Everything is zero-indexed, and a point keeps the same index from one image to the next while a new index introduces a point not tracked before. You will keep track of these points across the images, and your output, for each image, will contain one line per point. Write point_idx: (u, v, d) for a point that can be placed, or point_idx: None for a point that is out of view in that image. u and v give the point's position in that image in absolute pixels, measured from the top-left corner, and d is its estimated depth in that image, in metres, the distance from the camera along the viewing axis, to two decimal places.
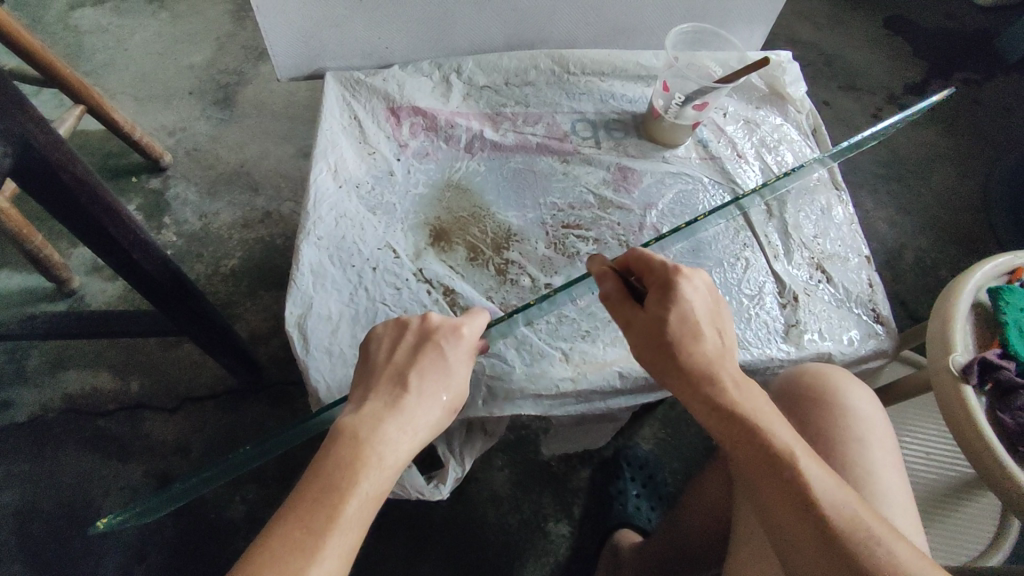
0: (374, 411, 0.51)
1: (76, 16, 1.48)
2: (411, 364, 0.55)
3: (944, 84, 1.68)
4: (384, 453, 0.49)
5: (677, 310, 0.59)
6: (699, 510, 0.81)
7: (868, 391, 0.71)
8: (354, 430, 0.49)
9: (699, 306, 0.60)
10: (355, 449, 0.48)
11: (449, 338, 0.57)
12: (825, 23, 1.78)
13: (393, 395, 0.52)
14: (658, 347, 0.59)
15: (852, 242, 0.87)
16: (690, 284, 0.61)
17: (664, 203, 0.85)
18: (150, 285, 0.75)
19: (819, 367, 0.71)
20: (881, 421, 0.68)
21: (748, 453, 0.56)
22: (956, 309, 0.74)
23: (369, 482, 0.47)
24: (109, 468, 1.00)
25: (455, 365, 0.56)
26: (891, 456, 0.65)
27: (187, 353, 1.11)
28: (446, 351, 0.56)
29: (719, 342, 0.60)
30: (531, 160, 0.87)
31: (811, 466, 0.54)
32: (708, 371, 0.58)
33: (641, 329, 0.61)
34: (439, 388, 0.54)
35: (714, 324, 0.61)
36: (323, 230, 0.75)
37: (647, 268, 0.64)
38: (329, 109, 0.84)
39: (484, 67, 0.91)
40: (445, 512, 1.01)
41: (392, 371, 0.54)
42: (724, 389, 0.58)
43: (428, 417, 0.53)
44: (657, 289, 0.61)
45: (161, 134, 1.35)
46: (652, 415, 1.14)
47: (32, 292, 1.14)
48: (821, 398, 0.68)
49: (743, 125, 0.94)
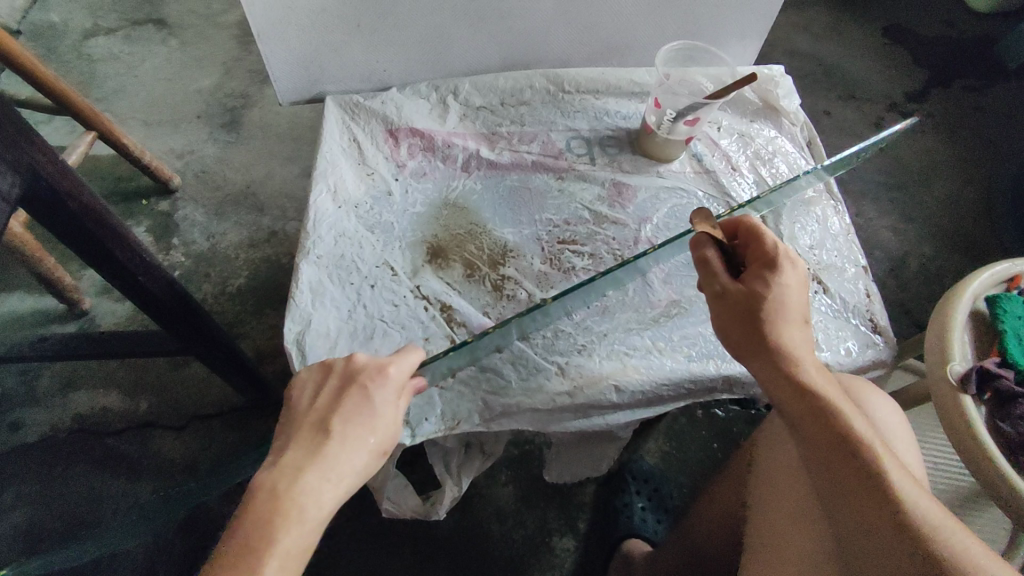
0: (294, 461, 0.49)
1: (89, 45, 1.52)
2: (333, 409, 0.53)
3: (943, 91, 1.69)
4: (305, 508, 0.47)
5: (775, 289, 0.61)
6: (709, 522, 0.81)
7: (888, 399, 0.70)
8: (272, 484, 0.47)
9: (795, 289, 0.62)
10: (274, 505, 0.46)
11: (374, 379, 0.55)
12: (823, 34, 1.79)
13: (313, 443, 0.50)
14: (751, 318, 0.60)
15: (849, 253, 0.88)
16: (793, 268, 0.63)
17: (659, 217, 0.86)
18: (156, 306, 0.77)
19: (843, 376, 0.72)
20: (902, 431, 0.67)
21: (819, 431, 0.55)
22: (954, 318, 0.74)
23: (287, 539, 0.45)
24: (118, 486, 1.01)
25: (381, 406, 0.54)
26: (914, 468, 0.64)
27: (195, 372, 1.13)
28: (371, 393, 0.54)
29: (806, 326, 0.61)
30: (527, 178, 0.89)
31: (882, 450, 0.54)
32: (792, 348, 0.59)
33: (731, 302, 0.62)
34: (363, 433, 0.52)
35: (805, 310, 0.62)
36: (322, 249, 0.77)
37: (749, 250, 0.65)
38: (329, 131, 0.86)
39: (480, 88, 0.93)
40: (450, 528, 1.01)
41: (314, 417, 0.52)
42: (804, 366, 0.58)
43: (353, 464, 0.51)
44: (756, 268, 0.63)
45: (170, 157, 1.38)
46: (657, 428, 1.14)
47: (45, 314, 1.16)
48: (844, 407, 0.67)
49: (737, 139, 0.96)
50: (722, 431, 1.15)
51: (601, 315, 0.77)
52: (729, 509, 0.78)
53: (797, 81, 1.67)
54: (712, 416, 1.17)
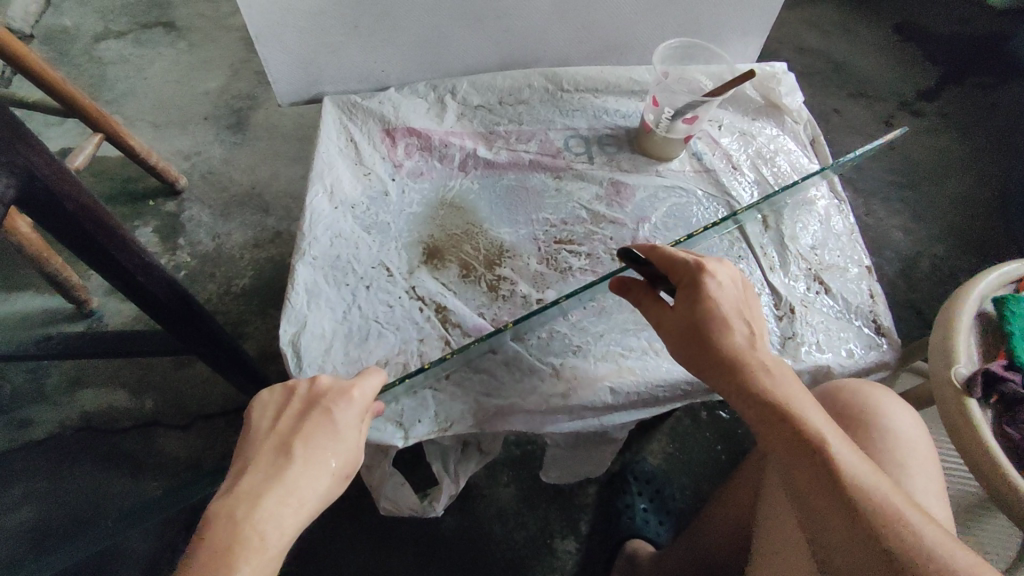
0: (253, 485, 0.48)
1: (99, 48, 1.54)
2: (295, 433, 0.52)
3: (956, 89, 1.66)
4: (266, 533, 0.46)
5: (704, 303, 0.61)
6: (720, 525, 0.80)
7: (909, 410, 0.68)
8: (229, 510, 0.46)
9: (725, 297, 0.61)
10: (233, 531, 0.45)
11: (337, 402, 0.54)
12: (833, 31, 1.76)
13: (274, 467, 0.49)
14: (693, 340, 0.61)
15: (852, 253, 0.86)
16: (716, 278, 0.62)
17: (658, 217, 0.85)
18: (157, 306, 0.77)
19: (857, 385, 0.70)
20: (926, 446, 0.65)
21: (779, 438, 0.54)
22: (960, 320, 0.72)
23: (248, 566, 0.44)
24: (123, 484, 1.02)
25: (344, 429, 0.53)
26: (934, 483, 0.62)
27: (199, 372, 1.14)
28: (335, 416, 0.53)
29: (749, 332, 0.61)
30: (524, 177, 0.88)
31: (844, 449, 0.52)
32: (741, 358, 0.59)
33: (671, 325, 0.63)
34: (325, 456, 0.51)
35: (743, 316, 0.62)
36: (318, 250, 0.77)
37: (673, 266, 0.65)
38: (327, 132, 0.86)
39: (479, 88, 0.93)
40: (452, 528, 1.01)
41: (275, 441, 0.51)
42: (754, 375, 0.57)
43: (315, 487, 0.50)
44: (684, 284, 0.63)
45: (177, 158, 1.39)
46: (660, 429, 1.13)
47: (54, 314, 1.17)
48: (861, 418, 0.66)
49: (739, 137, 0.94)
50: (726, 433, 1.14)
51: (597, 315, 0.77)
52: (740, 513, 0.77)
53: (806, 79, 1.65)
54: (716, 418, 1.15)
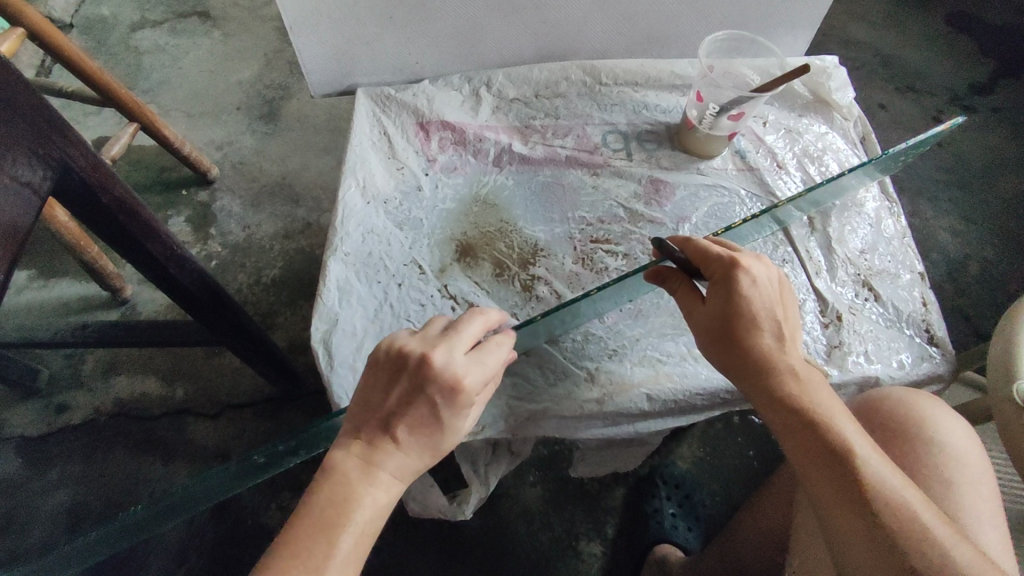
0: (363, 452, 0.47)
1: (136, 37, 1.56)
2: (400, 414, 0.48)
3: (1012, 83, 1.57)
4: (377, 495, 0.46)
5: (735, 301, 0.56)
6: (755, 533, 0.77)
7: (957, 416, 0.65)
8: (345, 467, 0.47)
9: (758, 295, 0.57)
10: (347, 488, 0.46)
11: (443, 396, 0.48)
12: (881, 22, 1.69)
13: (379, 441, 0.48)
14: (720, 339, 0.58)
15: (904, 258, 0.82)
16: (750, 276, 0.57)
17: (698, 217, 0.82)
18: (187, 297, 0.77)
19: (905, 394, 0.66)
20: (978, 460, 0.61)
21: (800, 447, 0.53)
22: (1022, 333, 0.67)
23: (361, 520, 0.45)
24: (154, 471, 1.03)
25: (450, 420, 0.49)
26: (985, 500, 0.59)
27: (229, 361, 1.14)
28: (441, 410, 0.48)
29: (782, 333, 0.57)
30: (560, 174, 0.86)
31: (873, 462, 0.51)
32: (771, 363, 0.56)
33: (699, 322, 0.60)
34: (429, 440, 0.49)
35: (779, 313, 0.57)
36: (350, 245, 0.76)
37: (704, 256, 0.60)
38: (360, 125, 0.85)
39: (515, 80, 0.91)
40: (476, 527, 1.00)
41: (381, 418, 0.49)
42: (780, 380, 0.55)
43: (418, 464, 0.49)
44: (714, 277, 0.58)
45: (210, 148, 1.40)
46: (689, 433, 1.10)
47: (89, 300, 1.19)
48: (902, 430, 0.63)
49: (785, 134, 0.90)
50: (759, 439, 1.10)
51: (633, 318, 0.74)
52: (777, 521, 0.75)
53: (852, 72, 1.58)
54: (750, 423, 1.12)
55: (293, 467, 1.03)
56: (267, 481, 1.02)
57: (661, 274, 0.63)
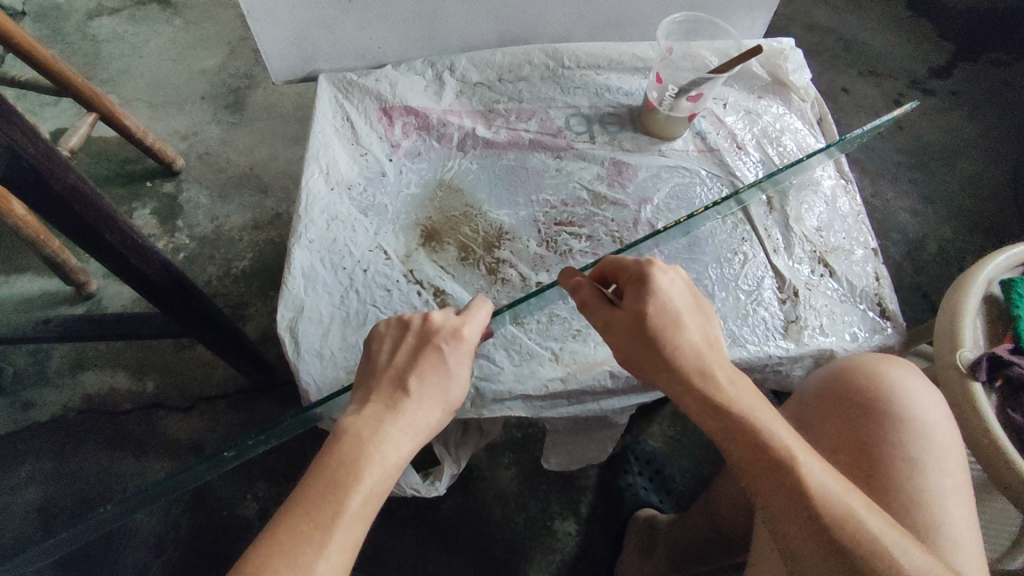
0: (375, 413, 0.51)
1: (94, 25, 1.51)
2: (411, 368, 0.55)
3: (968, 66, 1.62)
4: (387, 454, 0.49)
5: (656, 301, 0.57)
6: (731, 495, 0.80)
7: (934, 392, 0.65)
8: (355, 430, 0.49)
9: (677, 296, 0.58)
10: (358, 449, 0.48)
11: (449, 341, 0.56)
12: (843, 6, 1.72)
13: (392, 398, 0.52)
14: (644, 341, 0.57)
15: (858, 235, 0.85)
16: (665, 275, 0.59)
17: (661, 198, 0.84)
18: (151, 289, 0.76)
19: (873, 363, 0.66)
20: (949, 436, 0.62)
21: (746, 456, 0.52)
22: (967, 304, 0.70)
23: (371, 480, 0.47)
24: (126, 465, 1.02)
25: (456, 368, 0.56)
26: (952, 477, 0.59)
27: (199, 354, 1.12)
28: (447, 355, 0.56)
29: (702, 333, 0.58)
30: (524, 157, 0.87)
31: (814, 470, 0.50)
32: (697, 360, 0.56)
33: (622, 327, 0.58)
34: (439, 390, 0.54)
35: (695, 316, 0.59)
36: (315, 233, 0.75)
37: (619, 267, 0.62)
38: (321, 111, 0.84)
39: (478, 64, 0.91)
40: (453, 509, 1.01)
41: (393, 374, 0.54)
42: (718, 383, 0.55)
43: (429, 419, 0.53)
44: (632, 283, 0.59)
45: (174, 139, 1.37)
46: (662, 411, 1.12)
47: (52, 296, 1.17)
48: (872, 407, 0.62)
49: (744, 116, 0.92)
50: None
51: None
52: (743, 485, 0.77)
53: (815, 56, 1.61)
54: None
55: (268, 457, 1.02)
56: (242, 472, 1.01)
57: (575, 284, 0.62)
